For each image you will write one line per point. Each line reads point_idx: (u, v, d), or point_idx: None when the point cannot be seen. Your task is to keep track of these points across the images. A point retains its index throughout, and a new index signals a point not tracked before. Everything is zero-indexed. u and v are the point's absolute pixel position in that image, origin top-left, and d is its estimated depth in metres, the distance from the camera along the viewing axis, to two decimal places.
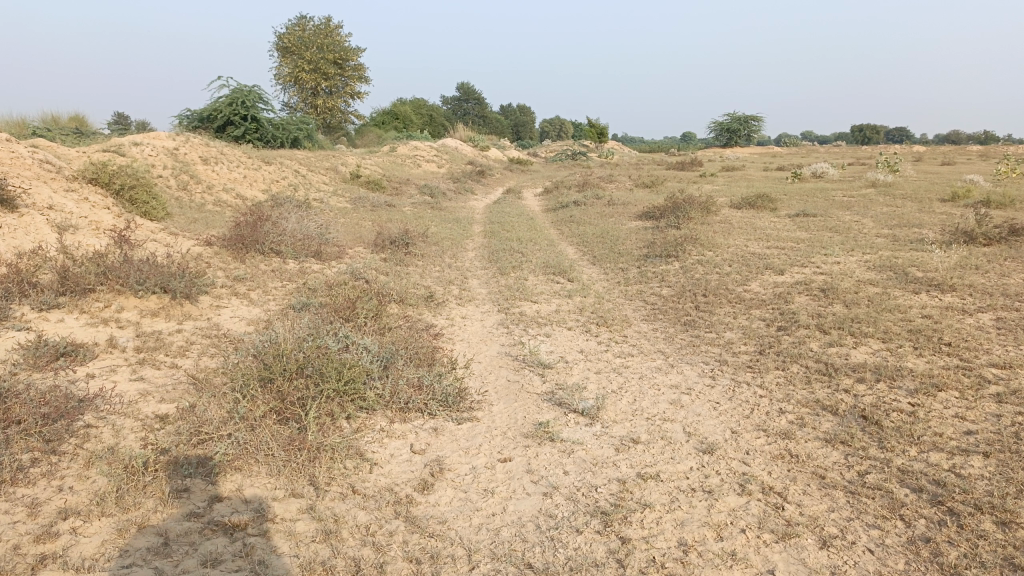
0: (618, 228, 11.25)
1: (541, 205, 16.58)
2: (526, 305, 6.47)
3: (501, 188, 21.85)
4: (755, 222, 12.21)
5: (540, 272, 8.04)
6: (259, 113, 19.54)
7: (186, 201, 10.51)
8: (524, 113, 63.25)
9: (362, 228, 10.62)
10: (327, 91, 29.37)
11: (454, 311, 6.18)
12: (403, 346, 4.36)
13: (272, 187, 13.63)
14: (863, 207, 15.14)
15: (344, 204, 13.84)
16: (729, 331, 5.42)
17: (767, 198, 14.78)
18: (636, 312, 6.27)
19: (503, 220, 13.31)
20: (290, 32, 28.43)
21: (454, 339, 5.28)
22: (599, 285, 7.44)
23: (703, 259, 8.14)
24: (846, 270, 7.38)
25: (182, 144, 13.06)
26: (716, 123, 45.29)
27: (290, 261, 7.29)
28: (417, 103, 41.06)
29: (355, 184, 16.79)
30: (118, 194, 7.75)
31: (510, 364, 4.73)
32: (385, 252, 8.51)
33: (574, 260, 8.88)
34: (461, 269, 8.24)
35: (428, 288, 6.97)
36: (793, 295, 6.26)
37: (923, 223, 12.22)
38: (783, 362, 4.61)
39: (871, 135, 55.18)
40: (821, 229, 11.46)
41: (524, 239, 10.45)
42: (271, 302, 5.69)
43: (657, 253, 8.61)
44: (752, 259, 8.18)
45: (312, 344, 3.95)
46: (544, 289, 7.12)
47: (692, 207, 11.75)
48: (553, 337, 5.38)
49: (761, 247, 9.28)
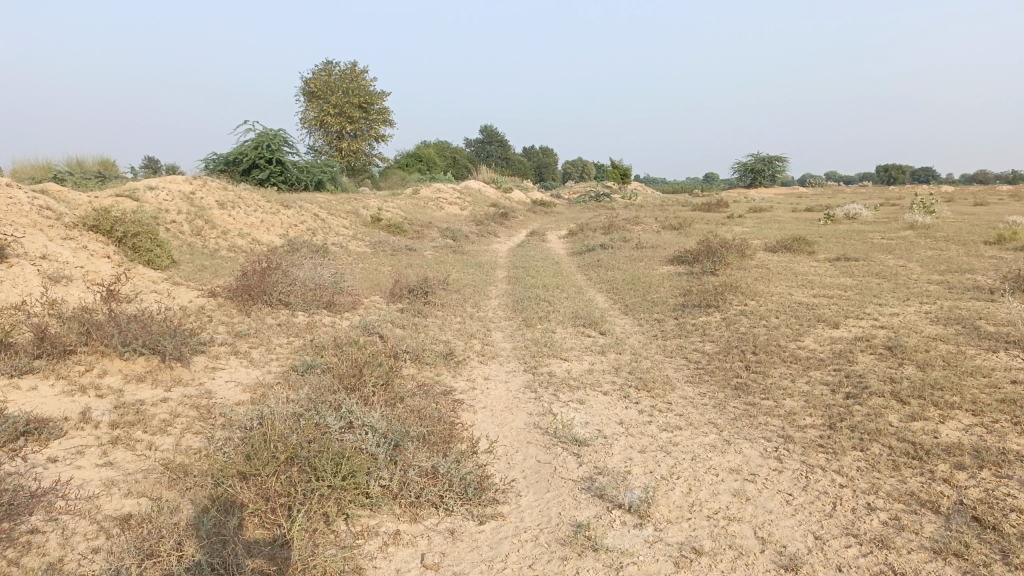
0: (649, 274, 10.65)
1: (566, 249, 16.03)
2: (555, 363, 5.85)
3: (524, 230, 21.38)
4: (794, 267, 11.53)
5: (568, 323, 7.43)
6: (283, 156, 19.33)
7: (198, 248, 10.09)
8: (547, 154, 63.23)
9: (379, 275, 10.12)
10: (351, 134, 29.31)
11: (476, 370, 5.59)
12: (417, 422, 3.76)
13: (290, 232, 13.23)
14: (905, 250, 14.41)
15: (363, 249, 13.40)
16: (788, 398, 4.76)
17: (803, 241, 14.11)
18: (678, 373, 5.62)
19: (528, 264, 12.72)
20: (317, 77, 28.56)
21: (475, 407, 4.67)
22: (633, 339, 6.81)
23: (747, 309, 7.48)
24: (908, 324, 6.69)
25: (198, 188, 12.74)
26: (741, 164, 44.80)
27: (299, 313, 6.72)
28: (440, 146, 41.06)
29: (375, 227, 16.39)
30: (121, 241, 7.30)
31: (540, 439, 4.11)
32: (403, 302, 7.96)
33: (604, 310, 8.27)
34: (483, 320, 7.65)
35: (448, 342, 6.40)
36: (855, 354, 5.59)
37: (975, 268, 11.45)
38: (860, 442, 3.94)
39: (898, 175, 54.43)
40: (867, 275, 10.77)
41: (551, 286, 9.86)
42: (272, 362, 5.13)
43: (694, 302, 7.97)
44: (800, 309, 7.52)
45: (309, 424, 3.36)
46: (574, 344, 6.50)
47: (727, 251, 11.12)
48: (588, 405, 4.75)
49: (807, 296, 8.61)
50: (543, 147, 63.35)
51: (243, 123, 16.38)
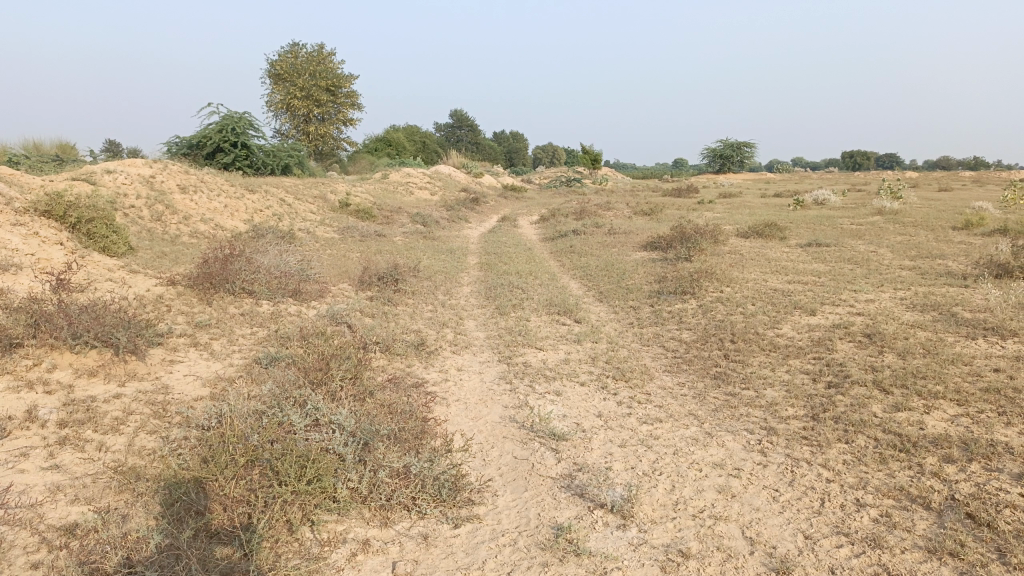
0: (623, 260, 10.53)
1: (538, 235, 15.86)
2: (530, 353, 5.69)
3: (495, 215, 21.17)
4: (767, 253, 11.49)
5: (543, 311, 7.27)
6: (249, 140, 18.85)
7: (159, 234, 9.75)
8: (517, 139, 62.91)
9: (348, 262, 9.86)
10: (319, 118, 28.76)
11: (450, 360, 5.40)
12: (387, 419, 3.58)
13: (255, 217, 12.88)
14: (875, 236, 14.48)
15: (331, 234, 13.10)
16: (769, 388, 4.65)
17: (775, 226, 14.11)
18: (657, 361, 5.49)
19: (500, 250, 12.54)
20: (282, 59, 27.95)
21: (448, 400, 4.49)
22: (609, 327, 6.66)
23: (723, 296, 7.38)
24: (885, 311, 6.63)
25: (159, 172, 12.31)
26: (710, 149, 44.96)
27: (263, 302, 6.46)
28: (410, 130, 40.56)
29: (343, 212, 16.06)
30: (75, 227, 6.97)
31: (516, 434, 3.94)
32: (372, 290, 7.73)
33: (578, 297, 8.13)
34: (455, 308, 7.46)
35: (420, 331, 6.20)
36: (834, 342, 5.50)
37: (945, 253, 11.52)
38: (845, 435, 3.83)
39: (862, 161, 55.11)
40: (839, 261, 10.76)
41: (524, 273, 9.69)
42: (235, 354, 4.89)
43: (670, 289, 7.86)
44: (776, 296, 7.44)
45: (271, 423, 3.17)
46: (548, 333, 6.34)
47: (701, 237, 11.04)
48: (565, 397, 4.59)
49: (781, 282, 8.54)
50: (514, 131, 62.95)
51: (209, 107, 14.95)
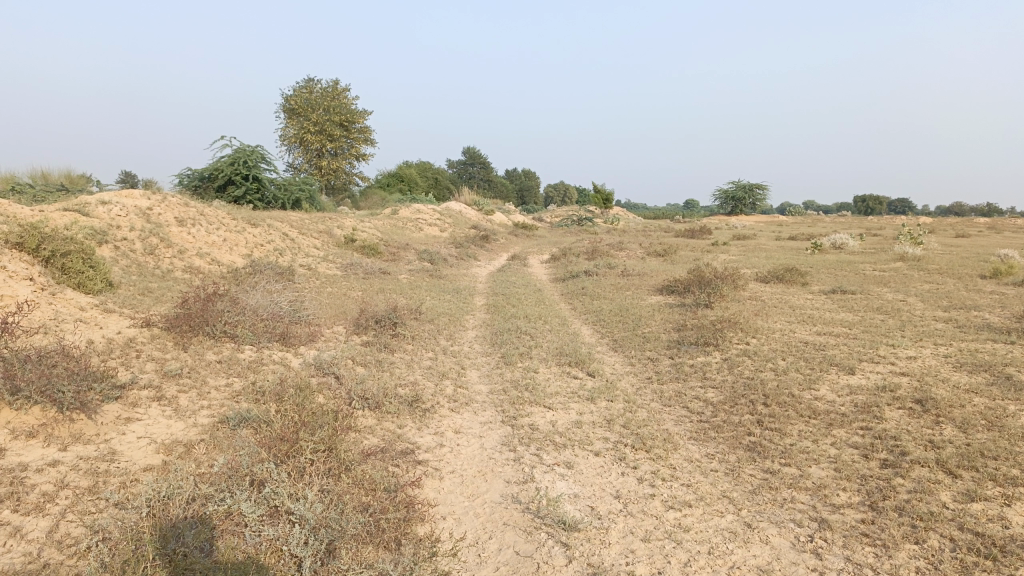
0: (638, 305, 9.95)
1: (549, 274, 15.32)
2: (537, 412, 5.06)
3: (505, 253, 20.67)
4: (789, 300, 10.87)
5: (553, 362, 6.66)
6: (260, 173, 18.51)
7: (148, 270, 9.24)
8: (529, 178, 62.91)
9: (347, 301, 9.32)
10: (331, 152, 28.53)
11: (448, 421, 4.79)
12: (364, 511, 2.99)
13: (254, 251, 12.40)
14: (900, 283, 13.83)
15: (334, 271, 12.60)
16: (815, 466, 4.01)
17: (797, 271, 13.50)
18: (681, 426, 4.86)
19: (509, 291, 11.99)
20: (297, 94, 27.86)
21: (442, 473, 3.87)
22: (626, 382, 6.04)
23: (750, 349, 6.76)
24: (931, 371, 6.01)
25: (156, 203, 11.88)
26: (723, 191, 44.62)
27: (245, 346, 5.88)
28: (423, 167, 40.42)
29: (348, 247, 15.59)
30: (48, 261, 6.45)
31: (520, 521, 3.33)
32: (368, 334, 7.15)
33: (591, 346, 7.51)
34: (456, 356, 6.86)
35: (415, 383, 5.60)
36: (882, 410, 4.88)
37: (979, 303, 10.87)
38: (914, 534, 3.19)
39: (874, 205, 54.62)
40: (868, 310, 10.15)
41: (533, 317, 9.11)
42: (202, 411, 4.30)
43: (691, 339, 7.24)
44: (807, 350, 6.82)
45: (213, 522, 2.72)
46: (559, 388, 5.72)
47: (721, 282, 10.44)
48: (577, 471, 3.97)
49: (810, 333, 7.93)
50: (526, 170, 63.12)
51: (220, 140, 15.61)
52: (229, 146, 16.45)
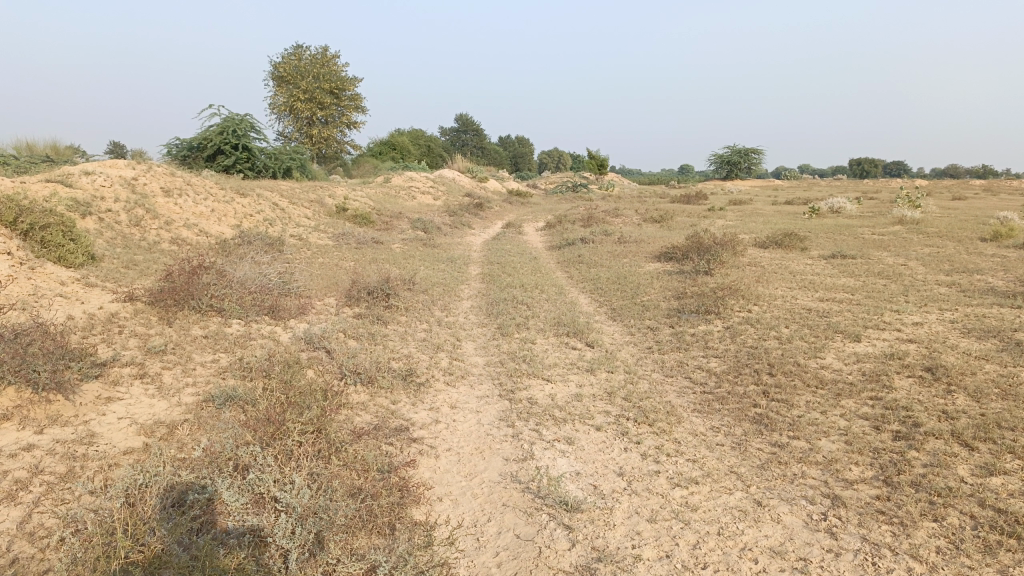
0: (636, 272, 9.78)
1: (544, 242, 15.11)
2: (536, 385, 4.90)
3: (500, 221, 20.44)
4: (789, 266, 10.70)
5: (550, 332, 6.49)
6: (250, 142, 18.16)
7: (135, 242, 9.02)
8: (523, 144, 62.31)
9: (339, 272, 9.12)
10: (322, 120, 28.07)
11: (443, 396, 4.62)
12: (355, 497, 2.83)
13: (244, 222, 12.15)
14: (899, 247, 13.67)
15: (325, 241, 12.37)
16: (824, 440, 3.87)
17: (796, 236, 13.31)
18: (684, 398, 4.71)
19: (504, 260, 11.80)
20: (286, 61, 27.32)
21: (438, 451, 3.72)
22: (626, 352, 5.88)
23: (752, 317, 6.60)
24: (938, 337, 5.86)
25: (142, 173, 11.59)
26: (718, 156, 44.25)
27: (232, 320, 5.69)
28: (415, 134, 39.93)
29: (340, 217, 15.33)
30: (27, 234, 6.22)
31: (520, 502, 3.17)
32: (360, 305, 6.97)
33: (589, 315, 7.35)
34: (451, 327, 6.68)
35: (409, 357, 5.43)
36: (891, 379, 4.73)
37: (981, 267, 10.72)
38: (933, 510, 3.05)
39: (870, 169, 54.30)
40: (869, 275, 10.00)
41: (529, 286, 8.93)
42: (186, 390, 4.13)
43: (691, 307, 7.07)
44: (811, 316, 6.67)
45: (194, 516, 2.54)
46: (557, 359, 5.56)
47: (720, 248, 10.26)
48: (579, 446, 3.81)
49: (812, 300, 7.77)
50: (520, 137, 62.66)
51: (209, 107, 15.27)
52: (219, 115, 16.10)
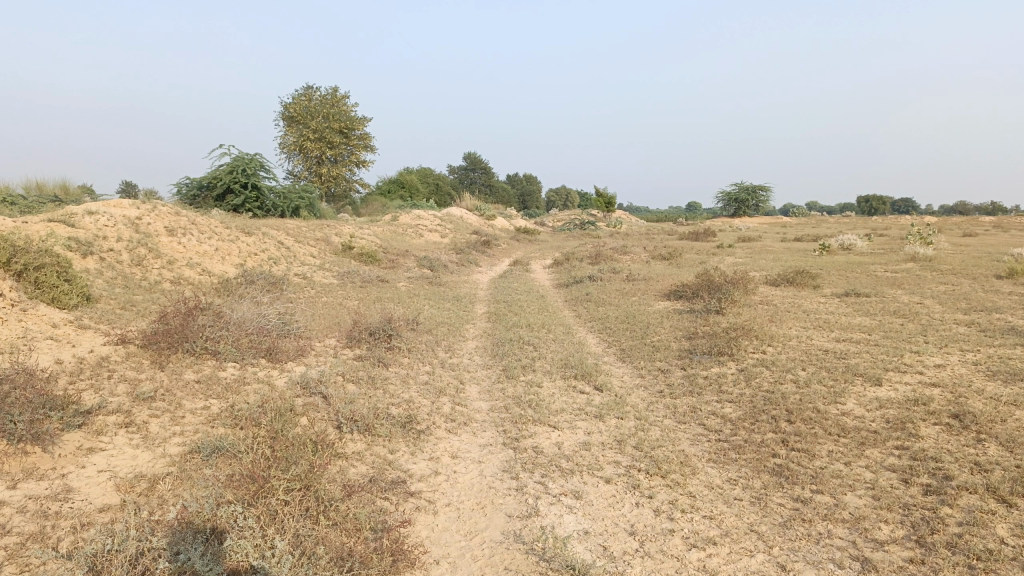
0: (645, 311, 9.57)
1: (552, 280, 14.93)
2: (542, 432, 4.67)
3: (507, 258, 20.32)
4: (802, 304, 10.47)
5: (557, 375, 6.27)
6: (259, 181, 18.16)
7: (135, 282, 8.88)
8: (531, 182, 62.57)
9: (342, 312, 8.94)
10: (332, 159, 28.19)
11: (445, 444, 4.40)
12: (343, 568, 2.60)
13: (248, 261, 12.04)
14: (913, 285, 13.42)
15: (330, 280, 12.24)
16: (850, 495, 3.62)
17: (807, 274, 13.10)
18: (698, 446, 4.47)
19: (510, 298, 11.62)
20: (297, 101, 27.52)
21: (437, 507, 3.49)
22: (636, 396, 5.65)
23: (767, 359, 6.36)
24: (963, 380, 5.61)
25: (146, 213, 11.51)
26: (725, 193, 44.23)
27: (228, 364, 5.50)
28: (423, 173, 40.11)
29: (346, 255, 15.22)
30: (21, 275, 6.07)
31: (524, 565, 2.94)
32: (361, 347, 6.77)
33: (597, 356, 7.12)
34: (454, 369, 6.47)
35: (410, 402, 5.20)
36: (917, 426, 4.48)
37: (998, 305, 10.47)
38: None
39: (877, 206, 54.16)
40: (884, 314, 9.75)
41: (536, 326, 8.72)
42: (173, 441, 3.92)
43: (703, 349, 6.84)
44: (828, 358, 6.43)
45: None
46: (564, 404, 5.33)
47: (731, 287, 10.04)
48: (587, 501, 3.58)
49: (828, 340, 7.54)
50: (527, 175, 62.98)
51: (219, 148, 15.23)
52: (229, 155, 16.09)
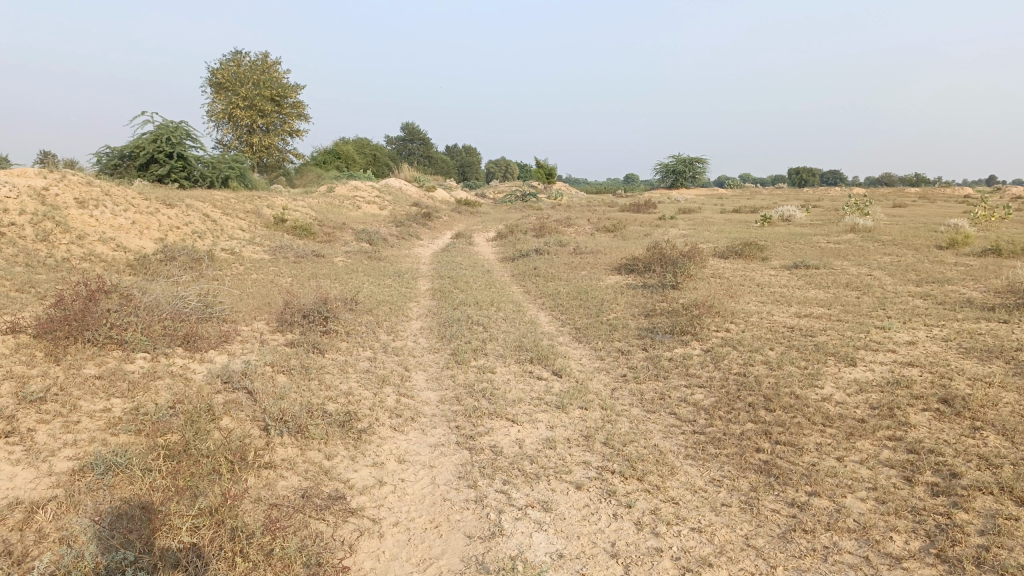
0: (596, 286, 9.12)
1: (496, 253, 14.40)
2: (499, 428, 4.16)
3: (448, 231, 19.67)
4: (754, 277, 10.21)
5: (510, 359, 5.76)
6: (186, 150, 17.02)
7: (38, 259, 7.98)
8: (470, 153, 61.65)
9: (272, 291, 8.22)
10: (263, 128, 26.88)
11: (390, 447, 3.85)
12: None
13: (169, 235, 11.13)
14: (858, 256, 13.36)
15: (260, 255, 11.44)
16: (851, 499, 3.23)
17: (755, 246, 12.89)
18: (672, 440, 4.03)
19: (453, 273, 11.05)
20: (224, 67, 26.08)
21: (384, 529, 2.97)
22: (598, 382, 5.19)
23: (732, 338, 5.98)
24: (938, 358, 5.33)
25: (53, 183, 10.48)
26: (663, 165, 44.27)
27: (138, 355, 4.81)
28: (360, 143, 38.88)
29: (278, 228, 14.36)
30: None
31: None
32: (293, 330, 6.12)
33: (552, 337, 6.64)
34: (398, 354, 5.90)
35: (349, 395, 4.62)
36: (906, 414, 4.14)
37: (947, 276, 10.41)
38: None
39: (808, 177, 55.15)
40: (837, 287, 9.56)
41: (483, 303, 8.18)
42: (62, 454, 3.26)
43: (664, 327, 6.43)
44: (795, 337, 6.09)
45: None
46: (521, 393, 4.82)
47: (685, 260, 9.69)
48: (558, 514, 3.10)
49: (789, 316, 7.23)
50: (466, 147, 62.15)
51: (142, 115, 13.89)
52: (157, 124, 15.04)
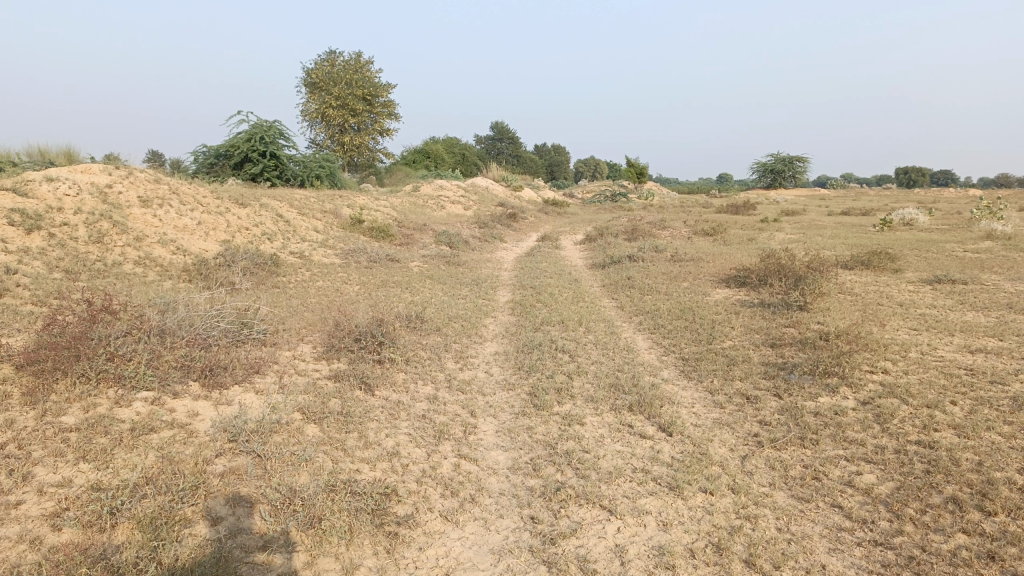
0: (704, 303, 7.78)
1: (585, 259, 13.18)
2: (592, 524, 2.97)
3: (534, 233, 18.57)
4: (892, 294, 8.61)
5: (603, 404, 4.54)
6: (278, 149, 16.53)
7: (85, 264, 7.30)
8: (559, 152, 60.52)
9: (331, 302, 7.27)
10: (354, 127, 26.46)
11: (437, 553, 2.72)
12: None
13: (237, 237, 10.45)
14: (1008, 268, 11.44)
15: (331, 260, 10.62)
16: None
17: (884, 255, 11.20)
18: (845, 560, 2.75)
19: (537, 282, 9.91)
20: (318, 67, 25.81)
21: None
22: (722, 446, 3.91)
23: (896, 386, 4.58)
24: None
25: (118, 180, 9.91)
26: (761, 164, 41.84)
27: (138, 394, 3.86)
28: (450, 142, 38.32)
29: (355, 229, 13.56)
30: None
31: None
32: (342, 358, 5.10)
33: (656, 372, 5.38)
34: (464, 392, 4.78)
35: (392, 458, 3.52)
36: None
37: None
38: None
39: (917, 177, 51.53)
40: (1001, 309, 7.89)
41: (572, 321, 6.99)
42: None
43: (802, 365, 5.07)
44: (981, 386, 4.62)
45: None
46: (620, 463, 3.61)
47: (809, 273, 8.23)
48: None
49: (959, 351, 5.72)
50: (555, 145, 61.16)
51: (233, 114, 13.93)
52: (244, 122, 14.58)
